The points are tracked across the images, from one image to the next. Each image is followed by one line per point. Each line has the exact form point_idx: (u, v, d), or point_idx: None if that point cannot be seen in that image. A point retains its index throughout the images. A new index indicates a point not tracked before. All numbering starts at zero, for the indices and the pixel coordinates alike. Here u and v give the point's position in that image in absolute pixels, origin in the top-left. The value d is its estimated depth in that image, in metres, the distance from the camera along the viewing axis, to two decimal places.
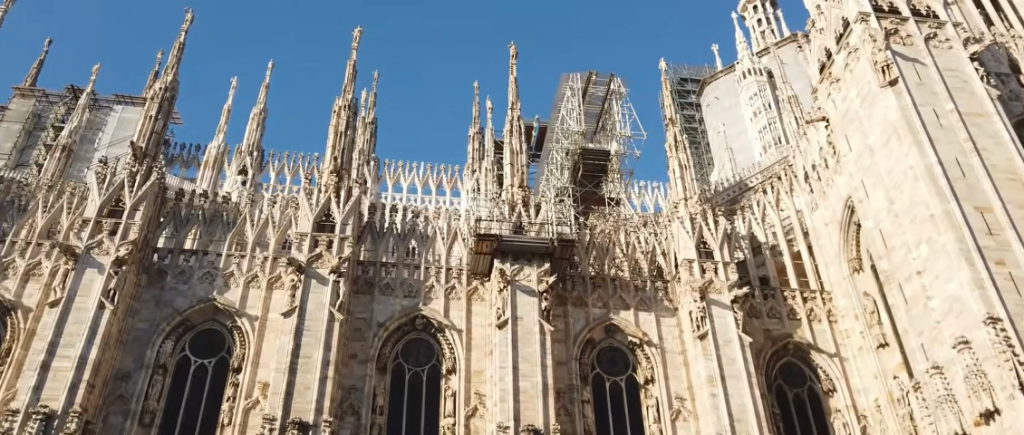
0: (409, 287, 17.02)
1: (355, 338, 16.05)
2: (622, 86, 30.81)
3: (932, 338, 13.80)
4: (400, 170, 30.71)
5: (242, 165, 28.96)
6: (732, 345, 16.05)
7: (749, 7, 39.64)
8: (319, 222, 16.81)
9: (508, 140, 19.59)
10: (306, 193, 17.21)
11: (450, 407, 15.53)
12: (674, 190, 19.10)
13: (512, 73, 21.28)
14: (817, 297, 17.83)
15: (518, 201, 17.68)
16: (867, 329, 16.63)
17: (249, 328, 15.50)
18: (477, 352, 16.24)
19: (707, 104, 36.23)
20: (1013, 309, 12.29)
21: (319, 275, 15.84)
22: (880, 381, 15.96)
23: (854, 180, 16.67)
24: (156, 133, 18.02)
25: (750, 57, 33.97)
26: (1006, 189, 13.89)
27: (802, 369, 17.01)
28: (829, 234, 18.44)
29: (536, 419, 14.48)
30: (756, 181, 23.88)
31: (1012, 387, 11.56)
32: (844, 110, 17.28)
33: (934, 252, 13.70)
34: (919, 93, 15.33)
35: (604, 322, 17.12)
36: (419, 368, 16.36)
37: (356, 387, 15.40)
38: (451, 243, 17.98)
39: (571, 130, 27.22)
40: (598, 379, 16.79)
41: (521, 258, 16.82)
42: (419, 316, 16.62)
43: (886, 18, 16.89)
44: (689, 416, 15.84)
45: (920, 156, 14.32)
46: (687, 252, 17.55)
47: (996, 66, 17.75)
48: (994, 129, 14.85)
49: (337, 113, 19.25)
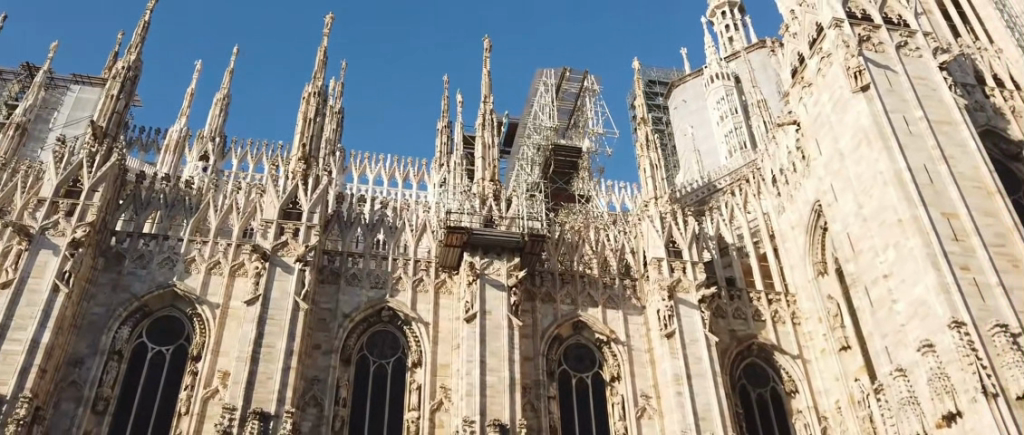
0: (376, 278, 16.74)
1: (320, 328, 15.75)
2: (596, 84, 30.85)
3: (896, 341, 13.90)
4: (366, 162, 30.30)
5: (204, 151, 28.36)
6: (698, 344, 16.10)
7: (719, 11, 39.89)
8: (286, 210, 16.48)
9: (480, 133, 19.41)
10: (273, 180, 16.81)
11: (416, 401, 15.31)
12: (645, 189, 19.10)
13: (486, 66, 21.09)
14: (782, 299, 17.99)
15: (489, 195, 17.52)
16: (830, 332, 16.82)
17: (210, 316, 15.09)
18: (444, 346, 16.03)
19: (675, 106, 36.46)
20: (977, 314, 12.51)
21: (284, 264, 15.49)
22: (842, 383, 16.18)
23: (823, 185, 16.89)
24: (117, 113, 17.42)
25: (719, 62, 34.20)
26: (971, 196, 14.15)
27: (766, 370, 17.16)
28: (795, 237, 18.65)
29: (502, 414, 14.38)
30: (725, 184, 24.14)
31: (975, 391, 11.76)
32: (816, 114, 17.47)
33: (901, 256, 13.89)
34: (889, 99, 15.58)
35: (573, 318, 17.02)
36: (384, 361, 16.09)
37: (319, 378, 15.10)
38: (420, 235, 17.78)
39: (544, 125, 27.21)
40: (565, 375, 16.69)
41: (492, 252, 16.66)
42: (385, 308, 16.36)
43: (859, 25, 17.17)
44: (653, 414, 15.87)
45: (889, 162, 14.52)
46: (656, 250, 17.56)
47: (962, 77, 18.10)
48: (961, 137, 15.14)
49: (307, 100, 18.88)
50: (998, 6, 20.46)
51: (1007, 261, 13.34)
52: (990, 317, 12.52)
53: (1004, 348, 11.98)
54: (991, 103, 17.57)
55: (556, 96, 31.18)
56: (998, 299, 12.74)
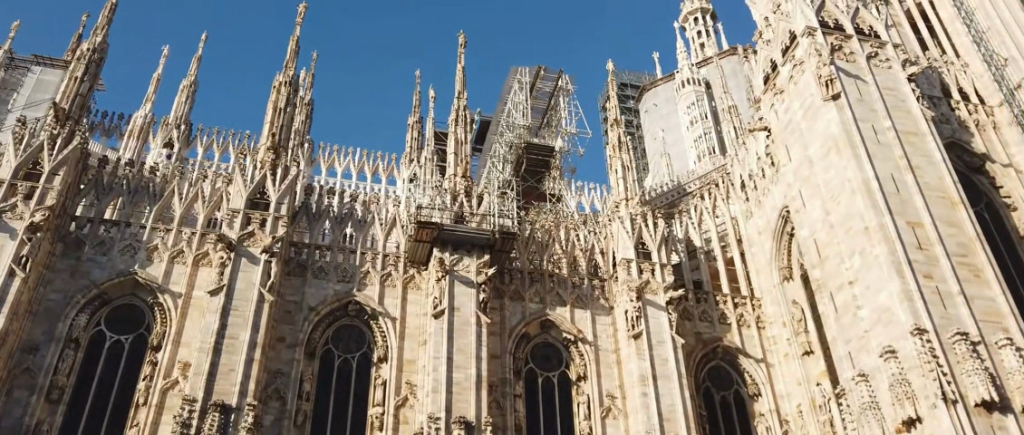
0: (344, 272, 16.54)
1: (285, 321, 15.50)
2: (570, 84, 30.86)
3: (860, 346, 14.08)
4: (335, 154, 30.00)
5: (168, 137, 27.80)
6: (665, 345, 16.19)
7: (691, 18, 40.29)
8: (253, 199, 16.21)
9: (452, 129, 19.27)
10: (240, 169, 16.52)
11: (380, 396, 15.14)
12: (616, 190, 19.16)
13: (460, 62, 21.00)
14: (747, 303, 18.18)
15: (461, 191, 17.43)
16: (794, 336, 16.98)
17: (172, 306, 14.77)
18: (411, 342, 15.89)
19: (645, 110, 36.64)
20: (938, 321, 12.73)
21: (250, 254, 15.22)
22: (804, 388, 16.35)
23: (792, 191, 17.11)
24: (81, 96, 16.98)
25: (690, 67, 34.39)
26: (936, 206, 14.43)
27: (730, 373, 17.32)
28: (762, 242, 18.85)
29: (467, 411, 14.30)
30: (695, 187, 24.37)
31: (935, 397, 11.97)
32: (787, 120, 17.67)
33: (867, 263, 14.08)
34: (859, 109, 15.82)
35: (541, 317, 16.99)
36: (349, 355, 15.87)
37: (282, 371, 14.86)
38: (390, 229, 17.61)
39: (517, 123, 27.22)
40: (532, 374, 16.62)
41: (462, 248, 16.56)
42: (352, 302, 16.17)
43: (831, 34, 17.42)
44: (618, 414, 15.93)
45: (858, 170, 14.73)
46: (626, 251, 17.62)
47: (929, 89, 18.46)
48: (927, 148, 15.44)
49: (277, 89, 18.60)
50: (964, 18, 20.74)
51: (969, 270, 13.60)
52: (950, 325, 12.75)
53: (964, 356, 12.21)
54: (956, 116, 17.95)
55: (531, 95, 31.15)
56: (959, 307, 12.98)
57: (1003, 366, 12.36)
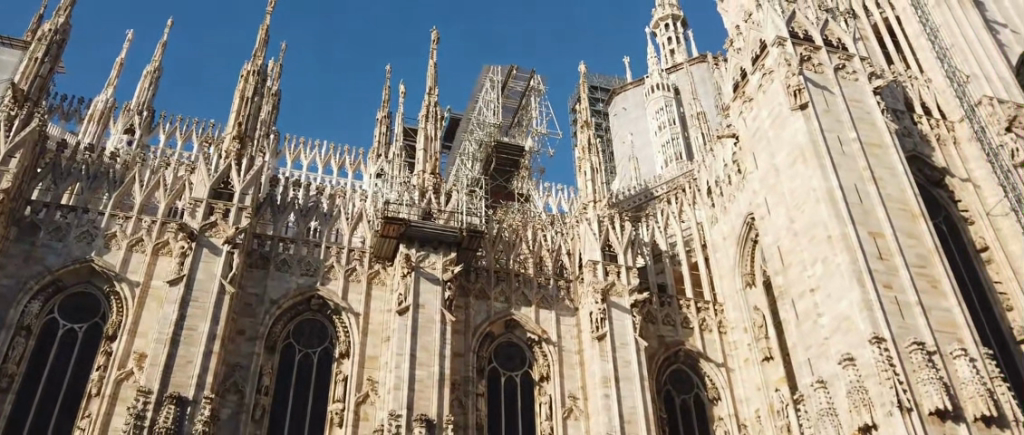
0: (307, 266, 16.31)
1: (245, 313, 15.25)
2: (542, 84, 30.89)
3: (819, 353, 14.29)
4: (301, 146, 29.65)
5: (130, 123, 27.17)
6: (628, 348, 16.25)
7: (662, 24, 40.54)
8: (217, 189, 15.93)
9: (422, 125, 19.14)
10: (204, 158, 16.23)
11: (341, 392, 14.96)
12: (584, 191, 19.19)
13: (432, 58, 20.87)
14: (709, 308, 18.36)
15: (429, 188, 17.33)
16: (755, 342, 17.16)
17: (129, 295, 14.43)
18: (373, 338, 15.73)
19: (615, 113, 36.84)
20: (896, 331, 12.95)
21: (212, 245, 14.94)
22: (763, 393, 16.54)
23: (757, 198, 17.31)
24: (41, 77, 16.54)
25: (660, 73, 34.55)
26: (897, 217, 14.72)
27: (691, 376, 17.46)
28: (726, 248, 19.04)
29: (429, 409, 14.19)
30: (662, 191, 24.61)
31: (891, 405, 12.16)
32: (754, 128, 17.89)
33: (829, 271, 14.29)
34: (825, 119, 16.07)
35: (505, 316, 16.96)
36: (310, 350, 15.66)
37: (241, 364, 14.61)
38: (356, 224, 17.44)
39: (487, 121, 27.16)
40: (494, 373, 16.56)
41: (428, 245, 16.44)
42: (315, 296, 15.97)
43: (801, 45, 17.68)
44: (580, 416, 15.94)
45: (823, 179, 14.96)
46: (592, 253, 17.67)
47: (893, 102, 18.82)
48: (890, 161, 15.76)
49: (245, 78, 18.33)
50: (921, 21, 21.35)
51: (927, 281, 13.88)
52: (908, 334, 12.99)
53: (920, 365, 12.44)
54: (918, 130, 18.31)
55: (502, 94, 31.11)
56: (916, 317, 13.23)
57: (957, 376, 12.60)
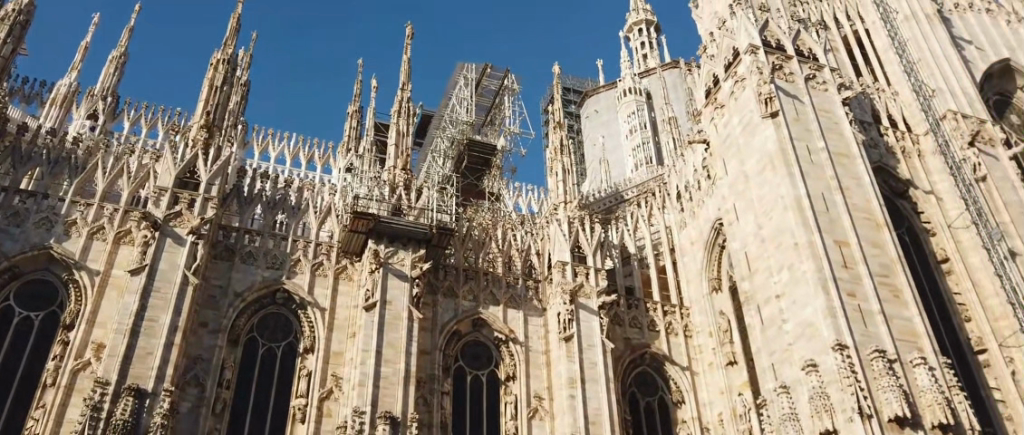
0: (273, 259, 16.09)
1: (208, 306, 14.98)
2: (516, 84, 30.85)
3: (782, 359, 14.45)
4: (269, 138, 29.25)
5: (93, 109, 26.57)
6: (594, 349, 16.29)
7: (636, 28, 40.78)
8: (182, 179, 15.64)
9: (395, 120, 18.98)
10: (170, 146, 15.92)
11: (304, 388, 14.77)
12: (555, 192, 19.21)
13: (405, 53, 20.74)
14: (676, 312, 18.49)
15: (400, 184, 17.20)
16: (719, 346, 17.31)
17: (88, 284, 14.08)
18: (339, 334, 15.56)
19: (587, 116, 36.96)
20: (859, 338, 13.16)
21: (176, 235, 14.65)
22: (726, 397, 16.69)
23: (726, 204, 17.47)
24: (3, 58, 16.09)
25: (633, 77, 34.76)
26: (862, 227, 14.97)
27: (655, 379, 17.56)
28: (693, 252, 19.18)
29: (393, 407, 14.07)
30: (632, 194, 24.76)
31: (852, 411, 12.32)
32: (725, 135, 18.05)
33: (794, 279, 14.46)
34: (795, 128, 16.27)
35: (473, 315, 16.90)
36: (274, 344, 15.44)
37: (203, 357, 14.35)
38: (324, 218, 17.26)
39: (460, 118, 27.07)
40: (460, 371, 16.48)
41: (397, 241, 16.31)
42: (280, 290, 15.76)
43: (773, 54, 17.88)
44: (545, 416, 15.94)
45: (791, 187, 15.14)
46: (561, 254, 17.69)
47: (861, 114, 19.13)
48: (857, 171, 16.03)
49: (214, 66, 18.05)
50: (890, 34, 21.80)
51: (889, 291, 14.12)
52: (870, 342, 13.19)
53: (881, 373, 12.65)
54: (884, 141, 18.63)
55: (475, 92, 31.00)
56: (878, 325, 13.45)
57: (916, 384, 12.82)
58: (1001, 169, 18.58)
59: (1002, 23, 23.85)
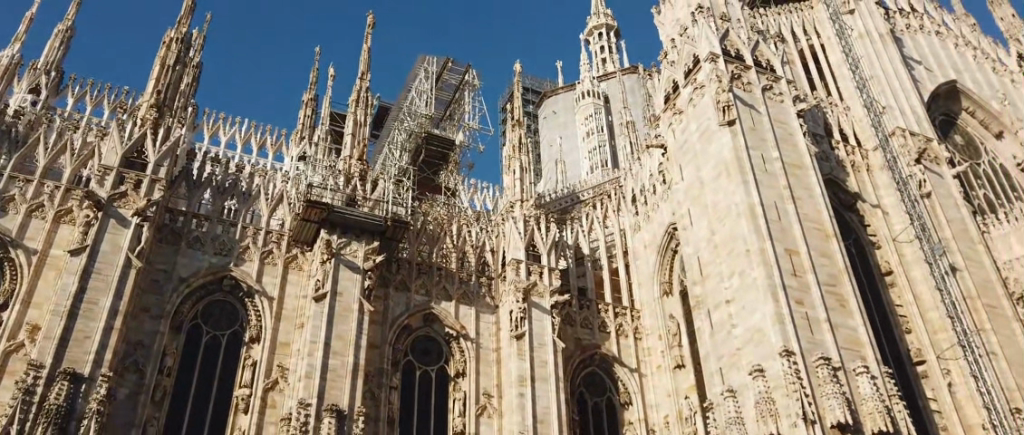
0: (221, 245, 15.70)
1: (151, 290, 14.52)
2: (476, 80, 30.70)
3: (730, 363, 14.66)
4: (221, 122, 28.60)
5: (36, 83, 25.61)
6: (545, 348, 16.28)
7: (596, 32, 40.95)
8: (129, 158, 15.14)
9: (352, 109, 18.69)
10: (118, 124, 15.40)
11: (248, 378, 14.41)
12: (511, 190, 19.15)
13: (366, 43, 20.46)
14: (627, 314, 18.60)
15: (355, 174, 16.95)
16: (668, 349, 17.49)
17: (24, 262, 13.52)
18: (286, 324, 15.23)
19: (544, 116, 37.03)
20: (805, 345, 13.39)
21: (120, 216, 14.13)
22: (673, 399, 16.86)
23: (681, 208, 17.66)
24: None
25: (592, 80, 34.86)
26: (812, 237, 15.28)
27: (604, 380, 17.65)
28: (646, 256, 19.34)
29: (340, 400, 13.83)
30: (588, 195, 24.89)
31: (796, 416, 12.51)
32: (682, 141, 18.24)
33: (745, 285, 14.65)
34: (751, 137, 16.52)
35: (424, 310, 16.74)
36: (219, 332, 15.04)
37: (143, 343, 13.88)
38: (276, 206, 16.91)
39: (418, 111, 26.68)
40: (410, 366, 16.31)
41: (351, 232, 16.04)
42: (227, 277, 15.36)
43: (732, 63, 18.14)
44: (493, 414, 15.88)
45: (745, 195, 15.36)
46: (516, 252, 17.64)
47: (814, 126, 19.57)
48: (808, 182, 16.36)
49: (168, 45, 17.56)
50: (845, 51, 22.38)
51: (836, 300, 14.43)
52: (816, 349, 13.44)
53: (825, 380, 12.89)
54: (835, 155, 19.05)
55: (436, 85, 30.79)
56: (825, 333, 13.72)
57: (858, 392, 13.11)
58: (945, 186, 19.18)
59: (950, 46, 24.69)
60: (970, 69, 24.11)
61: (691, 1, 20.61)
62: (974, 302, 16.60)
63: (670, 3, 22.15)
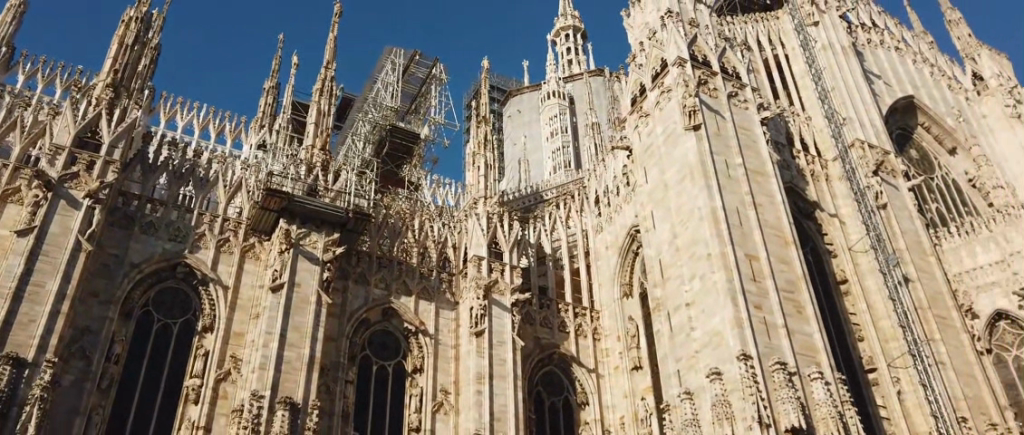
0: (176, 231, 15.29)
1: (101, 275, 14.06)
2: (444, 75, 30.51)
3: (688, 365, 14.76)
4: (178, 106, 27.92)
5: None
6: (504, 347, 16.20)
7: (563, 33, 41.01)
8: (81, 138, 14.66)
9: (316, 98, 18.37)
10: (72, 102, 14.89)
11: (199, 368, 14.04)
12: (476, 186, 19.03)
13: (332, 31, 20.16)
14: (587, 314, 18.63)
15: (317, 164, 16.69)
16: (626, 350, 17.55)
17: None
18: (240, 314, 14.90)
19: (508, 115, 36.97)
20: (762, 349, 13.55)
21: (70, 198, 13.63)
22: (629, 400, 16.94)
23: (644, 210, 17.75)
24: None
25: (557, 80, 34.89)
26: (771, 243, 15.48)
27: (562, 379, 17.63)
28: (608, 257, 19.40)
29: (295, 393, 13.57)
30: (551, 195, 24.97)
31: (751, 420, 12.63)
32: (648, 144, 18.32)
33: (705, 288, 14.75)
34: (715, 142, 16.67)
35: (383, 304, 16.52)
36: (170, 320, 14.63)
37: (91, 329, 13.43)
38: (234, 193, 16.54)
39: (384, 103, 26.55)
40: (366, 361, 16.07)
41: (311, 222, 15.75)
42: (181, 264, 14.95)
43: (699, 68, 18.29)
44: (449, 410, 15.75)
45: (708, 199, 15.48)
46: (478, 249, 17.50)
47: (777, 135, 19.83)
48: (769, 189, 16.58)
49: (126, 24, 17.06)
50: (808, 62, 22.75)
51: (793, 306, 14.65)
52: (772, 354, 13.61)
53: (781, 384, 13.04)
54: (796, 164, 19.30)
55: (402, 78, 30.55)
56: (781, 338, 13.90)
57: (812, 397, 13.29)
58: (900, 198, 19.63)
59: (908, 62, 25.31)
60: (927, 85, 24.74)
61: (661, 5, 20.73)
62: (925, 313, 17.01)
63: (640, 6, 22.27)
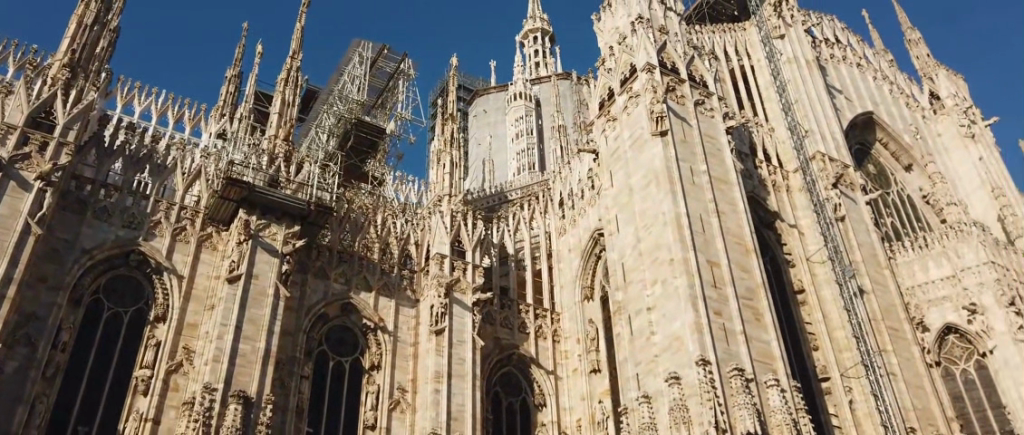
0: (130, 217, 14.89)
1: (51, 260, 13.61)
2: (412, 70, 30.29)
3: (647, 369, 14.81)
4: (135, 91, 27.21)
5: None
6: (464, 346, 16.10)
7: (532, 35, 41.00)
8: (35, 118, 14.13)
9: (281, 88, 18.07)
10: (26, 81, 14.39)
11: (150, 358, 13.66)
12: (441, 184, 18.89)
13: (299, 21, 19.85)
14: (547, 316, 18.62)
15: (280, 155, 16.40)
16: (585, 353, 17.57)
17: None
18: (195, 305, 14.53)
19: (474, 114, 36.88)
20: (720, 355, 13.66)
21: (21, 179, 13.15)
22: (587, 403, 16.98)
23: (608, 214, 17.82)
24: None
25: (524, 82, 34.89)
26: (732, 251, 15.64)
27: (520, 380, 17.55)
28: (570, 260, 19.44)
29: (249, 386, 13.29)
30: (516, 196, 24.97)
31: (708, 425, 12.71)
32: (614, 148, 18.39)
33: (666, 293, 14.84)
34: (681, 149, 16.80)
35: (342, 299, 16.30)
36: (121, 309, 14.20)
37: (37, 315, 12.98)
38: (192, 181, 16.13)
39: (350, 96, 26.29)
40: (323, 357, 15.81)
41: (271, 213, 15.45)
42: (135, 251, 14.55)
43: (667, 75, 18.39)
44: (405, 409, 15.60)
45: (673, 205, 15.57)
46: (440, 246, 17.36)
47: (741, 144, 20.03)
48: (732, 196, 16.76)
49: (86, 3, 16.56)
50: (773, 74, 23.07)
51: (752, 313, 14.82)
52: (730, 360, 13.74)
53: (737, 390, 13.17)
54: (758, 174, 19.53)
55: (370, 71, 30.28)
56: (740, 345, 14.04)
57: (768, 404, 13.45)
58: (858, 211, 20.02)
59: (869, 78, 25.82)
60: (886, 102, 25.21)
61: (631, 11, 20.83)
62: (878, 324, 17.37)
63: (611, 11, 22.37)
